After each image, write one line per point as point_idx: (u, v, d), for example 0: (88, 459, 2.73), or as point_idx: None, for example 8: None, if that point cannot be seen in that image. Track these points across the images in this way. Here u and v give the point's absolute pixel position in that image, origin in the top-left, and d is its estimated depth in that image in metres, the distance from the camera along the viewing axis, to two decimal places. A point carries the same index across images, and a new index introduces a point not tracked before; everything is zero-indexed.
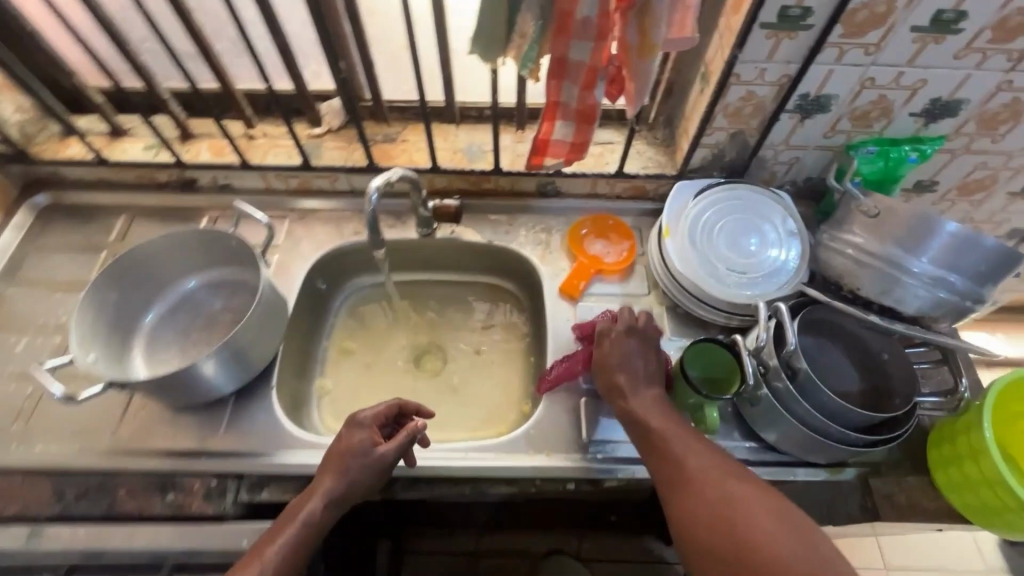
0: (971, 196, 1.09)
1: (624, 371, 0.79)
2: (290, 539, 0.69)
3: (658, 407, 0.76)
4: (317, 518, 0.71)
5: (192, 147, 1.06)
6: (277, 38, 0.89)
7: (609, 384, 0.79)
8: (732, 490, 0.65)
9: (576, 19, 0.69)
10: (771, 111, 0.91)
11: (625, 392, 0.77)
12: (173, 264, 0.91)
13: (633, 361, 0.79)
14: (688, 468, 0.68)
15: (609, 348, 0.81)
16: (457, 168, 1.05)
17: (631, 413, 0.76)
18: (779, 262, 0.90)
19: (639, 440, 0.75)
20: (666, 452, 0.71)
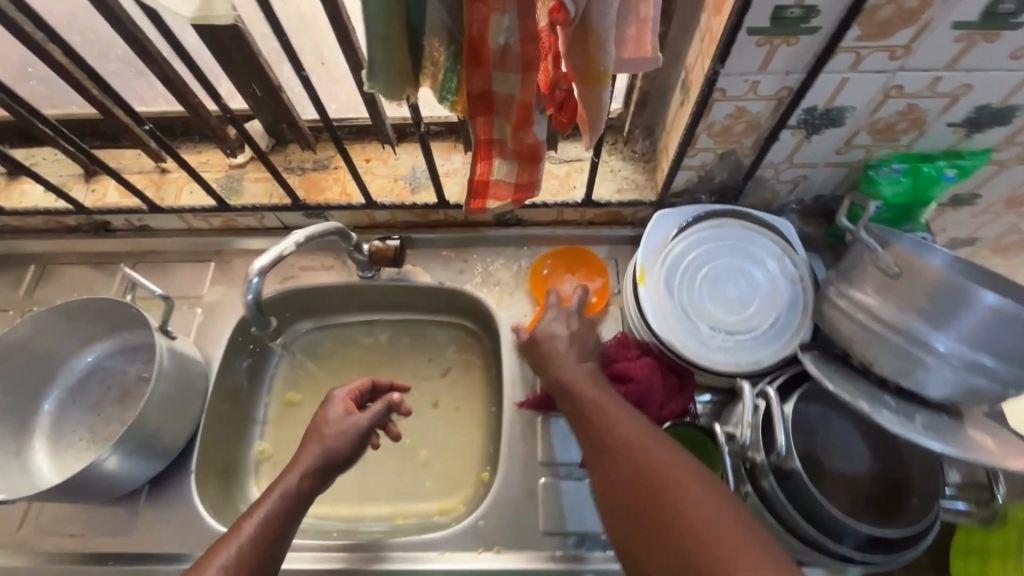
0: (1020, 208, 0.89)
1: (557, 345, 0.72)
2: (268, 512, 0.62)
3: (590, 378, 0.68)
4: (302, 489, 0.64)
5: (98, 188, 0.94)
6: (158, 67, 0.74)
7: (542, 361, 0.72)
8: (660, 451, 0.55)
9: (491, 47, 0.52)
10: (768, 129, 0.73)
11: (556, 362, 0.70)
12: (71, 336, 0.81)
13: (572, 336, 0.74)
14: (615, 435, 0.58)
15: (549, 322, 0.75)
16: (398, 202, 0.90)
17: (558, 382, 0.68)
18: (774, 320, 0.74)
19: (569, 415, 0.66)
20: (593, 422, 0.61)
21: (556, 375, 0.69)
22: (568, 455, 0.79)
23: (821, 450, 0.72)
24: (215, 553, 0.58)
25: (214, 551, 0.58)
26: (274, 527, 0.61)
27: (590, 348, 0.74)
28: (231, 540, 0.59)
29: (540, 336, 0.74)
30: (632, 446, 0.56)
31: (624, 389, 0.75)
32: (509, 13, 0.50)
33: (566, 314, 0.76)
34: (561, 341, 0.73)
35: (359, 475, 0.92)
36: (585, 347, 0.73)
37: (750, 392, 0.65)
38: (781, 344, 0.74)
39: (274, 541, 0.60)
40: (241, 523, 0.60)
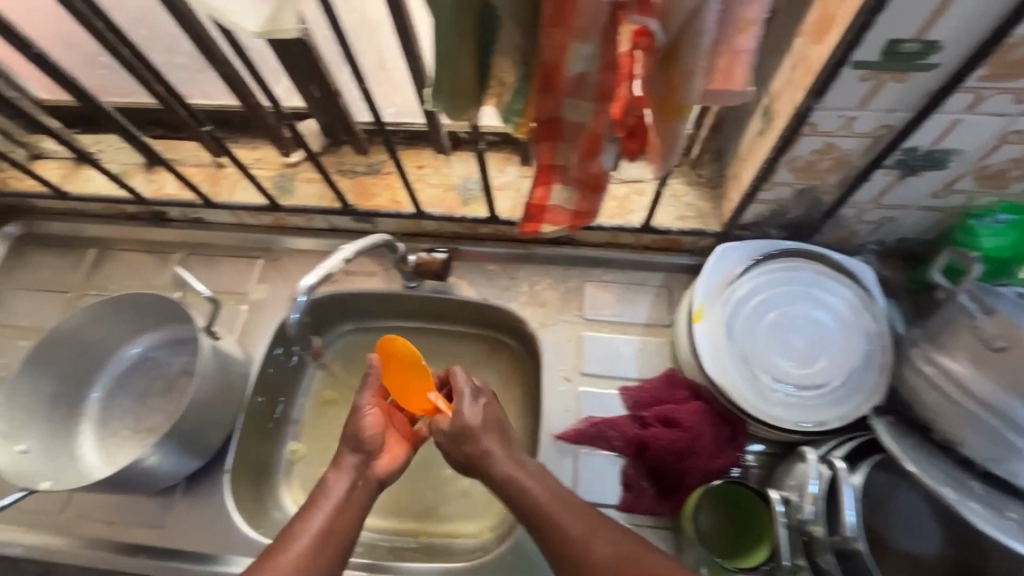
0: None
1: (482, 442, 0.67)
2: (336, 499, 0.67)
3: (517, 465, 0.66)
4: (350, 479, 0.69)
5: (158, 178, 0.95)
6: (221, 66, 0.73)
7: (473, 461, 0.67)
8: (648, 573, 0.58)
9: (565, 76, 0.48)
10: (858, 167, 0.67)
11: (493, 459, 0.66)
12: (122, 327, 0.82)
13: (490, 427, 0.68)
14: (596, 559, 0.59)
15: (469, 415, 0.68)
16: (447, 214, 0.87)
17: (506, 485, 0.65)
18: (845, 378, 0.68)
19: (529, 525, 0.63)
20: (566, 541, 0.60)
21: (499, 474, 0.65)
22: (603, 496, 0.76)
23: (883, 524, 0.67)
24: (290, 537, 0.62)
25: (288, 534, 0.63)
26: (342, 521, 0.65)
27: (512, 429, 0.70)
28: (302, 528, 0.63)
29: (471, 433, 0.67)
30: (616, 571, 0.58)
31: (670, 434, 0.72)
32: (593, 40, 0.44)
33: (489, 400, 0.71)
34: (487, 441, 0.67)
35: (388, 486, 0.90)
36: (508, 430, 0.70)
37: (813, 460, 0.59)
38: (851, 406, 0.67)
39: (343, 528, 0.65)
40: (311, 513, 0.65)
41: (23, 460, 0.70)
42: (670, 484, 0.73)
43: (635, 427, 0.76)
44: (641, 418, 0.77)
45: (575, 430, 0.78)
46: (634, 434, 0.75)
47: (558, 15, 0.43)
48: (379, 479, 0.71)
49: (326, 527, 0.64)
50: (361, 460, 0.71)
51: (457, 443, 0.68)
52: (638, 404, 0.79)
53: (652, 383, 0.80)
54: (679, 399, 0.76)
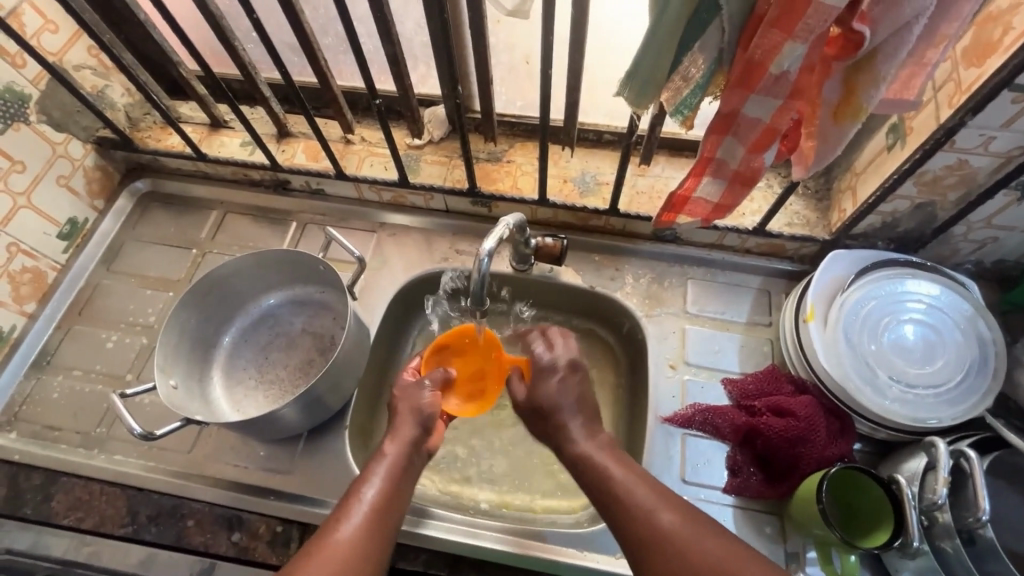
0: None
1: (566, 419, 0.70)
2: (382, 476, 0.65)
3: (608, 453, 0.67)
4: (406, 454, 0.68)
5: (287, 148, 1.00)
6: (390, 46, 0.79)
7: (552, 432, 0.71)
8: (708, 540, 0.56)
9: (767, 72, 0.53)
10: (982, 186, 0.72)
11: (574, 438, 0.69)
12: (255, 282, 0.87)
13: (578, 405, 0.71)
14: (656, 528, 0.57)
15: (555, 390, 0.72)
16: (566, 203, 0.92)
17: (582, 464, 0.67)
18: (962, 377, 0.73)
19: (596, 498, 0.63)
20: (629, 509, 0.60)
21: (575, 449, 0.68)
22: (711, 479, 0.79)
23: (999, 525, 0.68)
24: (338, 515, 0.60)
25: (338, 512, 0.61)
26: (394, 495, 0.64)
27: (593, 407, 0.73)
28: (355, 505, 0.61)
29: (553, 409, 0.71)
30: (672, 536, 0.56)
31: (782, 422, 0.76)
32: (807, 42, 0.50)
33: (567, 375, 0.73)
34: (569, 416, 0.70)
35: (480, 455, 0.91)
36: (585, 405, 0.72)
37: (945, 452, 0.63)
38: (966, 406, 0.72)
39: (394, 506, 0.63)
40: (360, 490, 0.63)
41: (175, 394, 0.77)
42: (779, 470, 0.78)
43: (741, 415, 0.80)
44: (747, 407, 0.81)
45: (683, 413, 0.82)
46: (740, 422, 0.80)
47: (780, 17, 0.49)
48: (428, 450, 0.72)
49: (375, 507, 0.62)
50: (416, 433, 0.70)
51: (544, 416, 0.72)
52: (744, 395, 0.83)
53: (757, 375, 0.84)
54: (787, 393, 0.80)
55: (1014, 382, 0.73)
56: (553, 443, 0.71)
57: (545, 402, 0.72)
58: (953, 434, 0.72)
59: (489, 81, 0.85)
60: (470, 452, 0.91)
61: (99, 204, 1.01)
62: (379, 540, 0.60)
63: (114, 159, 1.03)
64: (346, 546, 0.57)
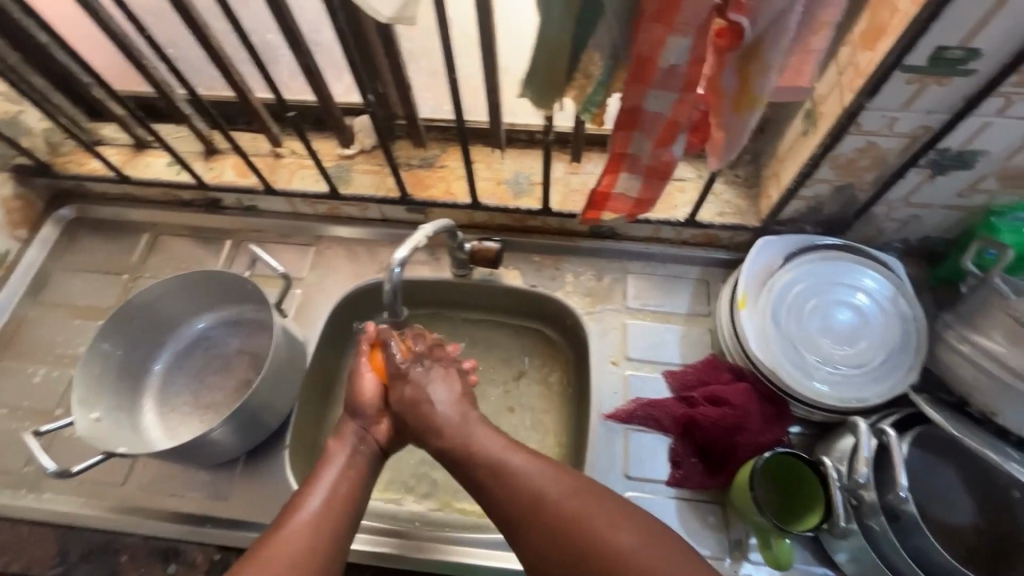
0: None
1: (434, 407, 0.68)
2: (342, 465, 0.64)
3: (478, 424, 0.67)
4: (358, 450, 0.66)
5: (215, 166, 0.98)
6: (302, 58, 0.78)
7: (418, 424, 0.68)
8: (587, 498, 0.59)
9: (658, 67, 0.53)
10: (893, 165, 0.73)
11: (441, 429, 0.66)
12: (184, 305, 0.85)
13: (441, 390, 0.69)
14: (528, 494, 0.59)
15: (409, 390, 0.69)
16: (500, 205, 0.92)
17: (459, 454, 0.64)
18: (885, 356, 0.75)
19: (475, 481, 0.63)
20: (516, 493, 0.60)
21: (440, 437, 0.66)
22: (654, 472, 0.79)
23: (924, 495, 0.70)
24: (298, 502, 0.60)
25: (296, 500, 0.60)
26: (345, 484, 0.63)
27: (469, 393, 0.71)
28: (300, 505, 0.59)
29: (418, 403, 0.68)
30: (552, 497, 0.58)
31: (718, 412, 0.77)
32: (689, 35, 0.50)
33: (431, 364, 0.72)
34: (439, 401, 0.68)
35: (426, 464, 0.90)
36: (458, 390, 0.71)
37: (867, 430, 0.64)
38: (890, 383, 0.74)
39: (344, 495, 0.62)
40: (318, 478, 0.63)
41: (98, 427, 0.74)
42: (719, 458, 0.78)
43: (681, 406, 0.81)
44: (685, 398, 0.81)
45: (623, 410, 0.82)
46: (679, 412, 0.80)
47: (661, 11, 0.49)
48: (379, 445, 0.69)
49: (338, 491, 0.61)
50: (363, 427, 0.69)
51: (411, 413, 0.68)
52: (683, 386, 0.83)
53: (697, 365, 0.85)
54: (724, 380, 0.80)
55: (936, 357, 0.75)
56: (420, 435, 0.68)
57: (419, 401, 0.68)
58: (880, 412, 0.74)
59: (409, 87, 0.84)
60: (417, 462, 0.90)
61: (22, 234, 0.98)
62: (340, 517, 0.59)
63: (35, 187, 0.99)
64: (305, 529, 0.57)
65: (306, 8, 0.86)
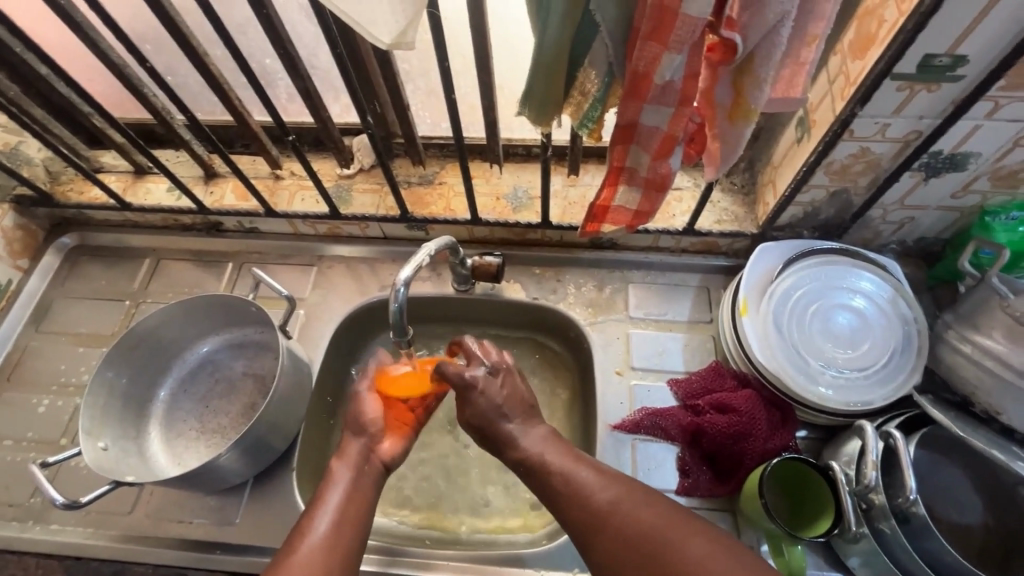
0: None
1: (506, 425, 0.68)
2: (346, 487, 0.63)
3: (552, 448, 0.67)
4: (358, 470, 0.65)
5: (215, 190, 0.99)
6: (300, 82, 0.79)
7: (494, 442, 0.69)
8: (653, 505, 0.59)
9: (653, 83, 0.54)
10: (887, 169, 0.74)
11: (514, 439, 0.67)
12: (188, 330, 0.86)
13: (509, 409, 0.68)
14: (600, 506, 0.60)
15: (482, 405, 0.68)
16: (500, 220, 0.93)
17: (527, 466, 0.66)
18: (887, 358, 0.76)
19: (544, 493, 0.64)
20: (578, 503, 0.61)
21: (518, 453, 0.67)
22: (663, 482, 0.79)
23: (931, 495, 0.71)
24: (303, 527, 0.59)
25: (301, 524, 0.60)
26: (352, 503, 0.62)
27: (529, 405, 0.71)
28: (308, 531, 0.59)
29: (491, 419, 0.68)
30: (624, 509, 0.59)
31: (725, 419, 0.77)
32: (683, 53, 0.51)
33: (489, 383, 0.68)
34: (510, 420, 0.68)
35: (433, 479, 0.90)
36: (519, 404, 0.70)
37: (874, 433, 0.65)
38: (894, 385, 0.75)
39: (352, 519, 0.61)
40: (324, 501, 0.62)
41: (105, 456, 0.74)
42: (727, 465, 0.78)
43: (688, 414, 0.81)
44: (692, 407, 0.81)
45: (630, 420, 0.82)
46: (686, 421, 0.80)
47: (655, 29, 0.50)
48: (384, 462, 0.67)
49: (347, 514, 0.60)
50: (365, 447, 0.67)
51: (481, 427, 0.69)
52: (689, 396, 0.83)
53: (702, 373, 0.85)
54: (729, 387, 0.81)
55: (938, 357, 0.76)
56: (493, 448, 0.69)
57: (478, 416, 0.68)
58: (885, 414, 0.75)
59: (406, 108, 0.85)
60: (425, 479, 0.90)
61: (23, 264, 0.98)
62: (347, 540, 0.59)
63: (36, 216, 1.00)
64: (316, 552, 0.57)
65: (303, 32, 0.87)
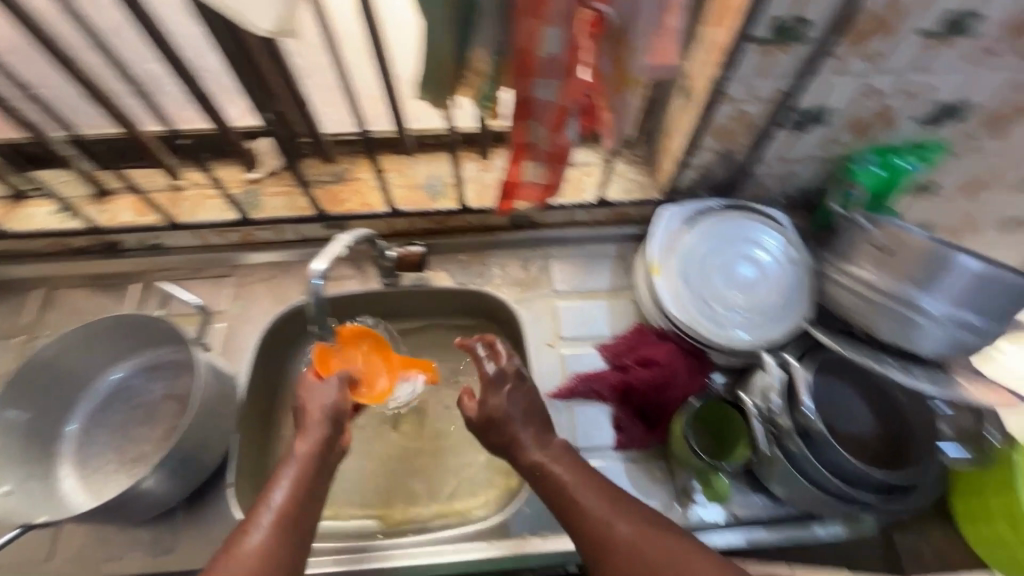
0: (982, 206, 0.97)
1: (514, 425, 0.73)
2: (302, 463, 0.67)
3: (570, 466, 0.69)
4: (316, 454, 0.68)
5: (109, 208, 0.93)
6: (188, 84, 0.76)
7: (505, 443, 0.73)
8: (663, 543, 0.59)
9: (538, 57, 0.58)
10: (762, 128, 0.81)
11: (523, 442, 0.72)
12: (95, 357, 0.80)
13: (527, 416, 0.74)
14: (611, 535, 0.61)
15: (503, 402, 0.74)
16: (418, 210, 0.94)
17: (540, 476, 0.69)
18: (781, 297, 0.84)
19: (555, 505, 0.67)
20: (590, 527, 0.63)
21: (529, 459, 0.70)
22: (601, 440, 0.83)
23: (832, 414, 0.79)
24: (247, 527, 0.59)
25: (246, 523, 0.60)
26: (308, 489, 0.65)
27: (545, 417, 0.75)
28: (264, 510, 0.61)
29: (502, 419, 0.73)
30: (635, 543, 0.60)
31: (649, 372, 0.82)
32: (559, 25, 0.55)
33: (515, 386, 0.76)
34: (519, 423, 0.73)
35: (380, 474, 0.89)
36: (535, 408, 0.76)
37: (774, 363, 0.74)
38: (789, 320, 0.83)
39: (307, 502, 0.64)
40: (278, 477, 0.65)
41: (10, 501, 0.68)
42: (656, 415, 0.83)
43: (617, 373, 0.85)
44: (621, 366, 0.86)
45: (565, 387, 0.86)
46: (617, 380, 0.85)
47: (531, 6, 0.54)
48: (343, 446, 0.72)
49: (300, 488, 0.64)
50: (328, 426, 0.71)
51: (489, 426, 0.74)
52: (616, 356, 0.87)
53: (625, 334, 0.90)
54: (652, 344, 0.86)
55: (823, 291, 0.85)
56: (503, 449, 0.74)
57: (495, 415, 0.74)
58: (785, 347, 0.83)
59: (307, 105, 0.83)
60: (372, 476, 0.89)
61: None
62: (303, 523, 0.62)
63: None
64: (272, 526, 0.60)
65: None
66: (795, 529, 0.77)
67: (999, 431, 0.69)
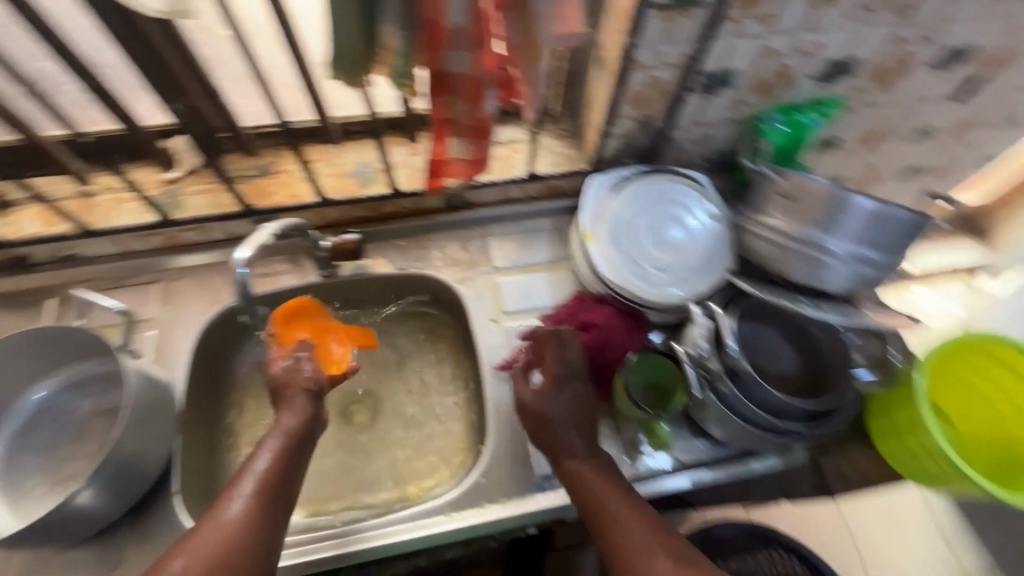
0: (882, 155, 1.05)
1: (559, 422, 0.72)
2: (287, 430, 0.69)
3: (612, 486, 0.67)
4: (302, 428, 0.70)
5: (12, 220, 0.87)
6: (85, 80, 0.72)
7: (552, 443, 0.72)
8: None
9: (445, 29, 0.58)
10: (674, 94, 0.85)
11: (564, 444, 0.71)
12: (12, 376, 0.76)
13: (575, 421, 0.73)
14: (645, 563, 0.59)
15: (558, 405, 0.73)
16: (349, 198, 0.93)
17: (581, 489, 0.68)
18: (705, 252, 0.89)
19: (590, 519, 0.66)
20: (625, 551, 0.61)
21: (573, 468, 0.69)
22: None
23: (759, 356, 0.85)
24: (230, 494, 0.61)
25: (229, 490, 0.61)
26: (289, 462, 0.66)
27: (594, 424, 0.74)
28: (245, 478, 0.63)
29: (551, 421, 0.72)
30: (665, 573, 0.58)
31: (589, 335, 0.85)
32: None
33: (568, 389, 0.74)
34: (569, 428, 0.72)
35: (336, 466, 0.89)
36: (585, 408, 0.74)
37: (701, 314, 0.79)
38: (714, 273, 0.88)
39: (287, 473, 0.65)
40: (263, 444, 0.67)
41: None
42: (600, 375, 0.87)
43: None
44: None
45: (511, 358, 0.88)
46: None
47: None
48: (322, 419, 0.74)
49: (281, 452, 0.66)
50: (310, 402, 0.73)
51: (541, 426, 0.73)
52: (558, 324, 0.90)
53: (565, 301, 0.93)
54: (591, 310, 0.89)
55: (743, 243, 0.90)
56: (547, 449, 0.73)
57: (547, 416, 0.73)
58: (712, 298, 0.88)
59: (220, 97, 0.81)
60: (327, 469, 0.88)
61: None
62: (286, 490, 0.64)
63: None
64: (253, 492, 0.61)
65: None
66: (735, 466, 0.82)
67: (900, 349, 0.75)
